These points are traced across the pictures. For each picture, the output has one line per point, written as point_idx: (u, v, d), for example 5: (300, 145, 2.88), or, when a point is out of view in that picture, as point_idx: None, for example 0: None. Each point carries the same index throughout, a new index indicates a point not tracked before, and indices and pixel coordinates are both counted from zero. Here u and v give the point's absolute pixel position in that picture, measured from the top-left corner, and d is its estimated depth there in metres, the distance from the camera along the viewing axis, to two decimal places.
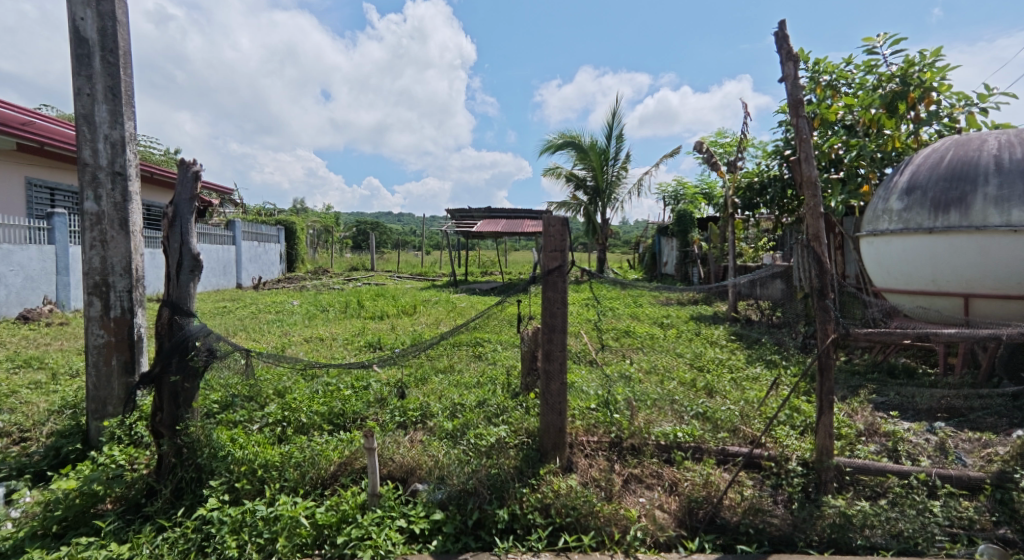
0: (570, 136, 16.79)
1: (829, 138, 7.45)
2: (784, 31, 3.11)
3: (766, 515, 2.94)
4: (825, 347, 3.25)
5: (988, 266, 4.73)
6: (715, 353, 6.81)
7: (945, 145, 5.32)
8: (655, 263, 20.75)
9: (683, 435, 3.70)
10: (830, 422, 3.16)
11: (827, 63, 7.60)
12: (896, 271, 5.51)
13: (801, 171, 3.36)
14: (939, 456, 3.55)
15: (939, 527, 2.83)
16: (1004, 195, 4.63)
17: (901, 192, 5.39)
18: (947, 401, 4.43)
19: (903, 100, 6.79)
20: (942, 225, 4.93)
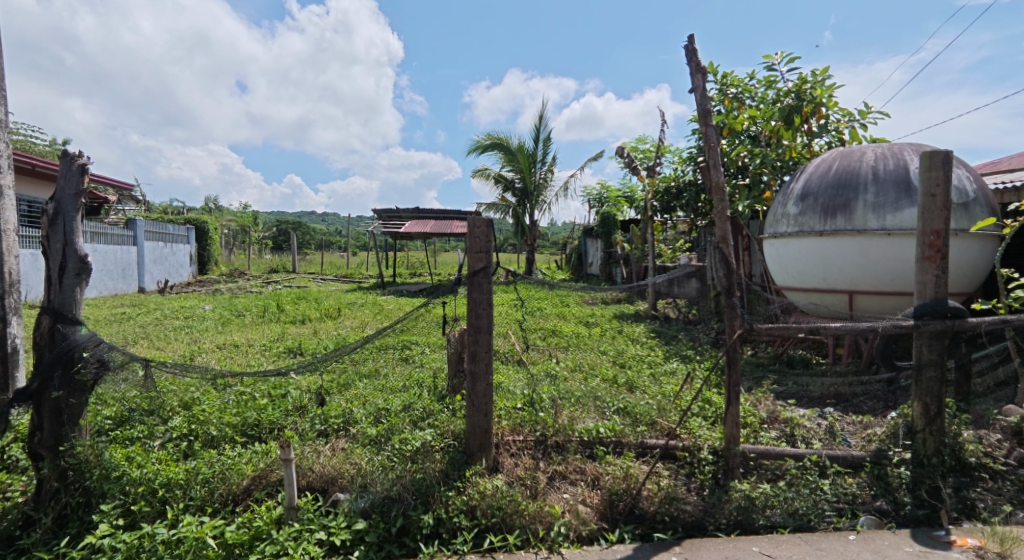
0: (497, 137, 16.88)
1: (735, 147, 7.99)
2: (693, 46, 3.29)
3: (679, 503, 3.11)
4: (732, 342, 3.47)
5: (868, 265, 5.27)
6: (636, 350, 7.10)
7: (832, 156, 5.88)
8: (581, 263, 21.31)
9: (605, 430, 3.83)
10: (737, 412, 3.38)
11: (733, 77, 8.16)
12: (793, 270, 6.01)
13: (710, 176, 3.58)
14: (829, 438, 3.91)
15: (828, 504, 3.12)
16: (880, 202, 5.19)
17: (796, 198, 5.89)
18: (836, 389, 4.92)
19: (799, 113, 7.42)
20: (830, 228, 5.44)
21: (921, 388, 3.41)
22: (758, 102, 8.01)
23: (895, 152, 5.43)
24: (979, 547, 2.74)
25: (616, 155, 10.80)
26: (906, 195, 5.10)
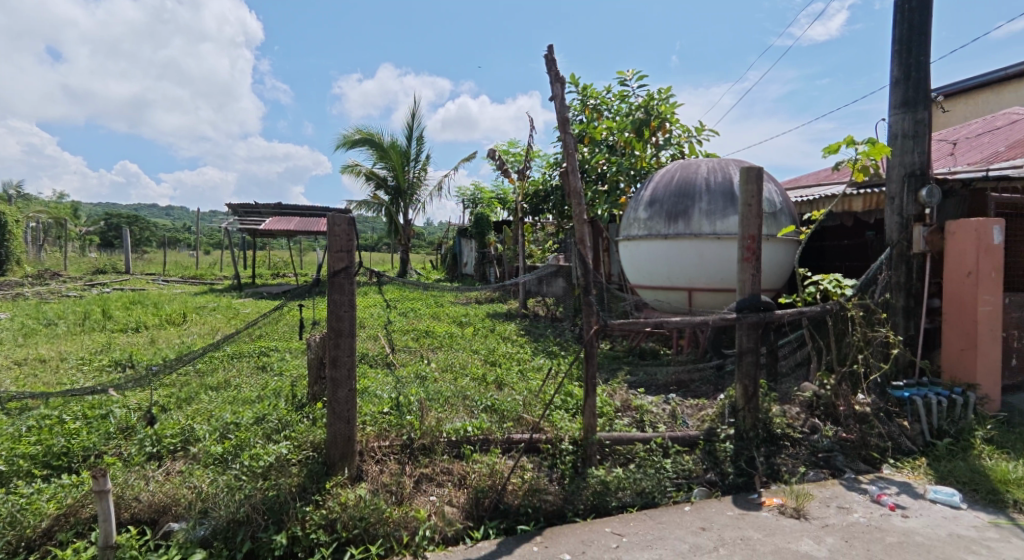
0: (368, 132, 16.27)
1: (595, 155, 8.55)
2: (552, 56, 3.44)
3: (541, 494, 3.24)
4: (589, 337, 3.68)
5: (703, 266, 5.96)
6: (505, 348, 7.27)
7: (674, 168, 6.56)
8: (456, 263, 21.35)
9: (472, 429, 3.85)
10: (595, 403, 3.60)
11: (592, 89, 8.74)
12: (643, 270, 6.58)
13: (569, 182, 3.77)
14: (671, 422, 4.35)
15: (669, 480, 3.47)
16: (712, 210, 5.89)
17: (646, 204, 6.47)
18: (677, 376, 5.50)
19: (648, 127, 8.17)
20: (673, 232, 6.06)
21: (742, 371, 3.93)
22: (614, 115, 8.67)
23: (723, 166, 6.21)
24: (781, 505, 3.25)
25: (487, 157, 10.96)
26: (731, 205, 5.86)
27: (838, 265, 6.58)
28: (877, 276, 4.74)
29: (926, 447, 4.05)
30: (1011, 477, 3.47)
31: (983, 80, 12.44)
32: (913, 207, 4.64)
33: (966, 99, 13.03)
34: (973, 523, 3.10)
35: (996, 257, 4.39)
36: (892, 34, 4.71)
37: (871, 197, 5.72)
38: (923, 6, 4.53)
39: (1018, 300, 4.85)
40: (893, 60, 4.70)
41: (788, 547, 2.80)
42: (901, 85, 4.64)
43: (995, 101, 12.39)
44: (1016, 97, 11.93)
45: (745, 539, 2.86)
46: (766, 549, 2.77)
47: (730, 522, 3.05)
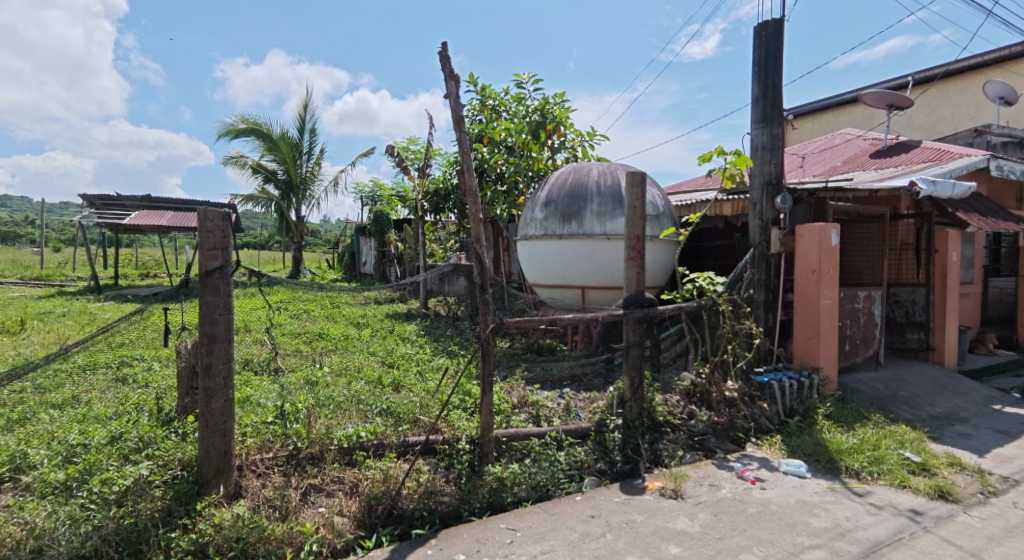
0: (254, 122, 15.10)
1: (494, 155, 8.62)
2: (446, 53, 3.40)
3: (438, 495, 3.20)
4: (485, 335, 3.65)
5: (595, 264, 6.24)
6: (404, 349, 7.10)
7: (568, 170, 6.80)
8: (354, 262, 20.53)
9: (366, 434, 3.65)
10: (491, 401, 3.62)
11: (490, 90, 8.81)
12: (540, 269, 6.76)
13: (465, 180, 3.73)
14: (565, 415, 4.50)
15: (562, 472, 3.60)
16: (602, 211, 6.19)
17: (542, 205, 6.66)
18: (571, 371, 5.71)
19: (543, 129, 8.41)
20: (567, 232, 6.29)
21: (629, 364, 4.15)
22: (511, 116, 8.80)
23: (612, 170, 6.55)
24: (662, 487, 3.50)
25: (385, 153, 10.64)
26: (619, 207, 6.19)
27: (712, 264, 7.22)
28: (742, 274, 5.26)
29: (781, 425, 4.58)
30: (845, 447, 4.03)
31: (827, 102, 14.27)
32: (771, 212, 5.21)
33: (814, 119, 14.89)
34: (816, 489, 3.55)
35: (835, 256, 5.06)
36: (753, 56, 5.26)
37: (739, 202, 6.36)
38: (777, 34, 5.11)
39: (851, 294, 5.64)
40: (753, 80, 5.24)
41: (667, 526, 3.01)
42: (760, 103, 5.19)
43: (836, 121, 14.27)
44: (852, 119, 13.84)
45: (629, 522, 3.04)
46: (647, 530, 2.96)
47: (617, 508, 3.22)
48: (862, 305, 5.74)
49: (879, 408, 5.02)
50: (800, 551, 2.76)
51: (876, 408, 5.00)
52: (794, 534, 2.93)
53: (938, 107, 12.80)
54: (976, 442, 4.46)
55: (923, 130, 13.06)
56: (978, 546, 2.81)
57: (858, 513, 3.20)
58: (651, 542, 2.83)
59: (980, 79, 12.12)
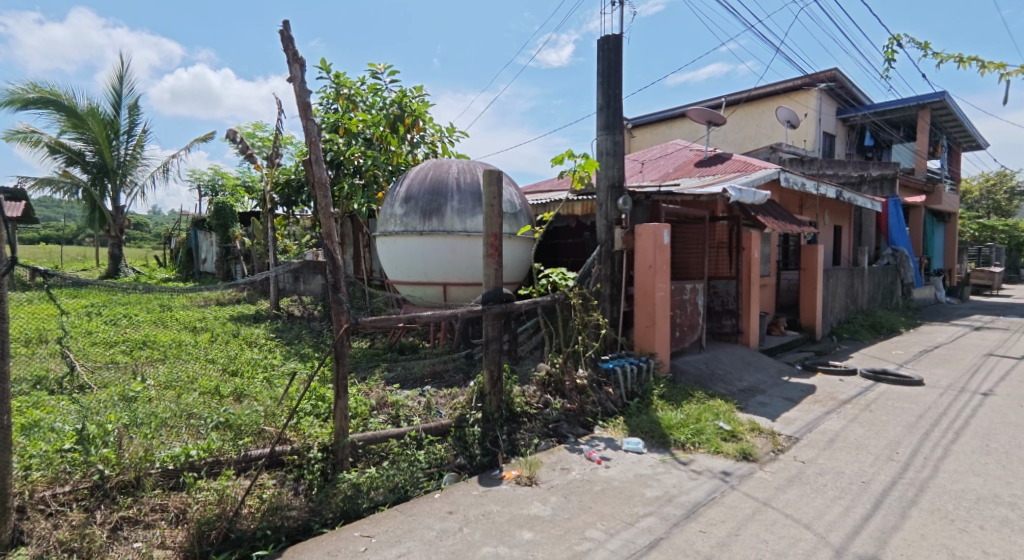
0: (52, 92, 12.65)
1: (350, 147, 8.22)
2: (288, 32, 3.13)
3: (284, 510, 2.97)
4: (339, 336, 3.42)
5: (456, 261, 6.25)
6: (250, 354, 6.46)
7: (428, 166, 6.73)
8: (192, 260, 18.25)
9: (197, 452, 3.19)
10: (346, 404, 3.43)
11: (345, 78, 8.37)
12: (401, 267, 6.60)
13: (311, 171, 3.35)
14: (426, 413, 4.44)
15: (421, 471, 3.55)
16: (462, 208, 6.23)
17: (401, 201, 6.51)
18: (432, 368, 5.66)
19: (402, 123, 8.23)
20: (428, 229, 6.23)
21: (488, 358, 4.23)
22: (367, 107, 8.45)
23: (471, 168, 6.62)
24: (518, 476, 3.64)
25: (226, 138, 9.56)
26: (479, 205, 6.28)
27: (565, 260, 7.67)
28: (591, 269, 5.65)
29: (624, 407, 5.02)
30: (674, 423, 4.54)
31: (661, 115, 15.94)
32: (614, 212, 5.68)
33: (651, 129, 16.53)
34: (651, 462, 3.96)
35: (666, 253, 5.68)
36: (597, 68, 5.68)
37: (587, 202, 6.84)
38: (617, 49, 5.57)
39: (679, 287, 6.39)
40: (598, 90, 5.66)
41: (521, 513, 3.13)
42: (604, 111, 5.61)
43: (669, 133, 16.00)
44: (681, 131, 15.65)
45: (486, 514, 3.10)
46: (503, 518, 3.06)
47: (474, 501, 3.27)
48: (688, 296, 6.53)
49: (701, 385, 5.76)
50: (636, 519, 3.06)
51: (699, 386, 5.72)
52: (631, 506, 3.24)
53: (746, 126, 15.02)
54: (771, 409, 5.34)
55: (735, 145, 15.23)
56: (770, 495, 3.37)
57: (682, 480, 3.63)
58: (505, 530, 2.92)
59: (775, 104, 14.48)
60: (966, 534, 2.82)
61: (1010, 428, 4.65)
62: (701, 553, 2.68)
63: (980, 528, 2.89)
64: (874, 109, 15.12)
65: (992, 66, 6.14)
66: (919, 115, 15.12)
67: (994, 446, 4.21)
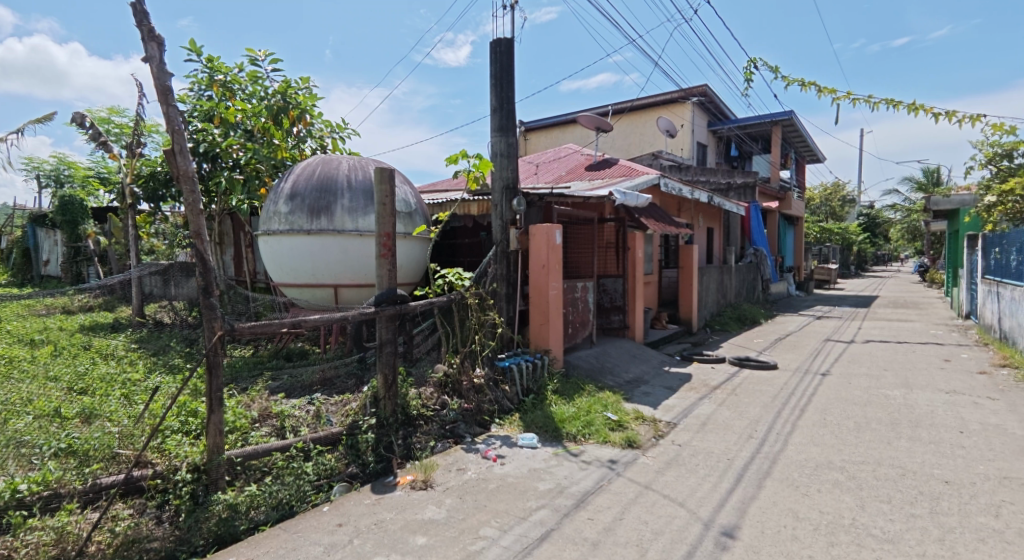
0: None
1: (227, 138, 7.55)
2: (143, 6, 2.81)
3: (143, 543, 2.69)
4: (212, 346, 3.09)
5: (347, 261, 5.99)
6: (104, 369, 5.69)
7: (315, 161, 6.38)
8: (30, 262, 15.73)
9: (28, 487, 2.74)
10: (221, 418, 3.14)
11: (219, 63, 7.68)
12: (287, 268, 6.20)
13: (175, 163, 3.00)
14: (315, 423, 4.18)
15: (309, 484, 3.36)
16: (354, 207, 5.98)
17: (286, 198, 6.12)
18: (322, 374, 5.37)
19: (287, 116, 7.69)
20: (316, 228, 5.91)
21: (382, 361, 4.10)
22: (246, 97, 7.84)
23: (363, 165, 6.37)
24: (413, 481, 3.57)
25: (73, 122, 8.36)
26: (371, 203, 6.07)
27: (462, 260, 7.69)
28: (487, 269, 5.69)
29: (520, 404, 5.14)
30: (566, 417, 4.73)
31: (554, 120, 16.52)
32: (508, 213, 5.76)
33: (545, 133, 17.05)
34: (544, 456, 4.09)
35: (558, 253, 5.89)
36: (489, 70, 5.74)
37: (483, 203, 6.90)
38: (509, 52, 5.68)
39: (570, 285, 6.67)
40: (491, 91, 5.72)
41: (415, 518, 3.08)
42: (497, 113, 5.69)
43: (561, 137, 16.62)
44: (573, 136, 16.33)
45: (378, 523, 3.01)
46: (396, 526, 2.98)
47: (367, 511, 3.16)
48: (579, 294, 6.83)
49: (591, 379, 6.06)
50: (529, 513, 3.14)
51: (589, 379, 6.02)
52: (524, 500, 3.32)
53: (631, 134, 16.01)
54: (653, 398, 5.75)
55: (622, 151, 16.14)
56: (650, 479, 3.62)
57: (573, 471, 3.79)
58: (398, 537, 2.85)
59: (654, 115, 15.62)
60: (808, 497, 3.25)
61: (842, 402, 5.42)
62: (589, 540, 2.81)
63: (819, 492, 3.33)
64: (737, 124, 16.85)
65: (826, 90, 7.10)
66: (773, 130, 17.12)
67: (829, 418, 4.89)
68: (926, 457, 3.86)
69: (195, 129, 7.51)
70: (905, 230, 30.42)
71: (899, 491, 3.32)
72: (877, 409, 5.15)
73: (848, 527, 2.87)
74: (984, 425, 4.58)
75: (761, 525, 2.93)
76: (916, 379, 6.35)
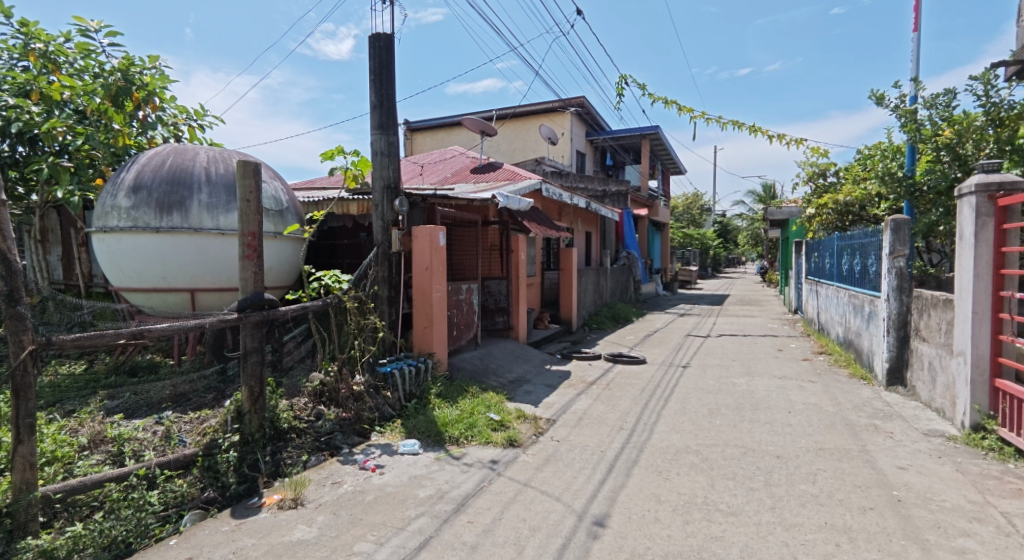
0: None
1: (50, 118, 6.45)
2: None
3: None
4: (21, 363, 2.58)
5: (205, 263, 5.41)
6: None
7: (166, 151, 5.68)
8: None
9: None
10: (31, 449, 2.65)
11: (38, 29, 6.54)
12: (129, 270, 5.45)
13: None
14: (163, 444, 3.71)
15: (152, 516, 2.97)
16: (213, 203, 5.40)
17: (128, 190, 5.38)
18: (174, 390, 4.77)
19: (129, 98, 6.70)
20: (166, 226, 5.26)
21: (246, 373, 3.74)
22: (75, 72, 6.76)
23: (224, 157, 5.79)
24: (280, 500, 3.30)
25: None
26: (234, 200, 5.53)
27: (342, 262, 7.33)
28: (367, 272, 5.46)
29: (402, 410, 5.00)
30: (449, 420, 4.68)
31: (439, 122, 16.41)
32: (390, 213, 5.58)
33: (430, 134, 16.88)
34: (425, 462, 4.01)
35: (442, 254, 5.84)
36: (369, 65, 5.53)
37: (363, 202, 6.64)
38: (389, 48, 5.52)
39: (455, 287, 6.64)
40: (370, 88, 5.51)
41: (281, 541, 2.84)
42: (377, 110, 5.49)
43: (447, 139, 16.56)
44: (458, 139, 16.35)
45: (237, 551, 2.74)
46: (258, 552, 2.73)
47: (223, 539, 2.86)
48: (463, 296, 6.82)
49: (475, 380, 6.08)
50: (407, 523, 3.05)
51: (473, 381, 6.03)
52: (403, 510, 3.22)
53: (514, 139, 16.45)
54: (534, 396, 5.92)
55: (506, 156, 16.50)
56: (530, 476, 3.71)
57: (454, 474, 3.76)
58: None
59: (537, 122, 16.18)
60: (668, 481, 3.53)
61: (699, 392, 6.01)
62: (468, 544, 2.80)
63: (678, 475, 3.64)
64: (612, 135, 18.02)
65: (684, 109, 7.83)
66: (642, 143, 18.55)
67: (688, 407, 5.40)
68: (763, 436, 4.40)
69: (4, 105, 6.33)
70: (749, 235, 34.60)
71: (742, 468, 3.74)
72: (727, 396, 5.78)
73: (700, 505, 3.17)
74: (807, 404, 5.34)
75: (628, 511, 3.13)
76: (757, 368, 7.24)
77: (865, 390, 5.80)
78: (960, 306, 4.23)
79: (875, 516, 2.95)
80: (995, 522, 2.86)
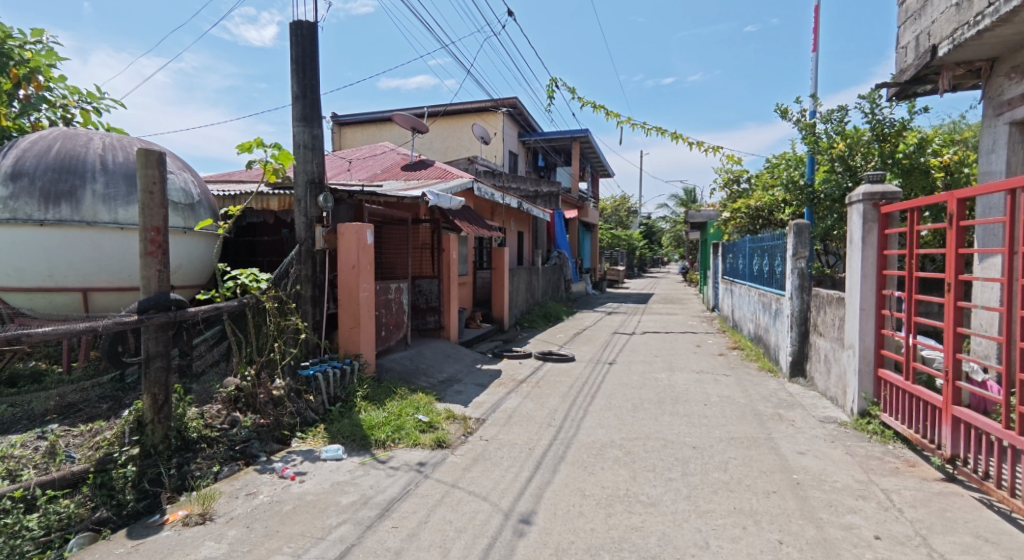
0: None
1: None
2: None
3: None
4: None
5: (101, 260, 4.94)
6: None
7: (53, 135, 5.13)
8: None
9: None
10: None
11: None
12: (7, 267, 4.86)
13: None
14: (47, 461, 3.34)
15: (30, 542, 2.67)
16: (110, 194, 4.94)
17: (6, 177, 4.79)
18: (61, 400, 4.30)
19: (4, 75, 5.98)
20: (53, 218, 4.75)
21: (149, 380, 3.44)
22: None
23: (123, 144, 5.32)
24: (185, 516, 3.06)
25: None
26: (135, 191, 5.09)
27: (261, 261, 6.95)
28: (289, 270, 5.19)
29: (325, 414, 4.80)
30: (375, 423, 4.55)
31: (368, 116, 15.95)
32: (314, 209, 5.34)
33: (359, 129, 16.36)
34: (349, 467, 3.88)
35: (370, 253, 5.67)
36: (290, 54, 5.27)
37: (284, 198, 6.33)
38: (312, 37, 5.28)
39: (384, 287, 6.46)
40: (292, 78, 5.26)
41: None
42: (299, 102, 5.24)
43: (377, 134, 16.14)
44: (389, 135, 15.98)
45: None
46: None
47: None
48: (393, 295, 6.65)
49: (404, 381, 5.96)
50: (328, 532, 2.93)
51: (402, 382, 5.90)
52: (324, 518, 3.09)
53: (447, 138, 16.31)
54: (464, 396, 5.89)
55: (438, 154, 16.31)
56: (457, 477, 3.68)
57: (379, 479, 3.66)
58: None
59: (469, 121, 16.12)
60: (593, 475, 3.63)
61: (624, 387, 6.22)
62: (391, 549, 2.73)
63: (602, 469, 3.74)
64: (543, 138, 18.31)
65: (611, 114, 8.10)
66: (572, 146, 18.97)
67: (614, 402, 5.57)
68: (682, 428, 4.62)
69: None
70: (673, 237, 36.35)
71: (661, 459, 3.91)
72: (649, 391, 6.02)
73: (622, 497, 3.27)
74: (721, 396, 5.67)
75: (554, 506, 3.17)
76: (678, 363, 7.60)
77: (772, 382, 6.24)
78: (851, 304, 4.65)
79: (777, 499, 3.17)
80: (876, 498, 3.16)
